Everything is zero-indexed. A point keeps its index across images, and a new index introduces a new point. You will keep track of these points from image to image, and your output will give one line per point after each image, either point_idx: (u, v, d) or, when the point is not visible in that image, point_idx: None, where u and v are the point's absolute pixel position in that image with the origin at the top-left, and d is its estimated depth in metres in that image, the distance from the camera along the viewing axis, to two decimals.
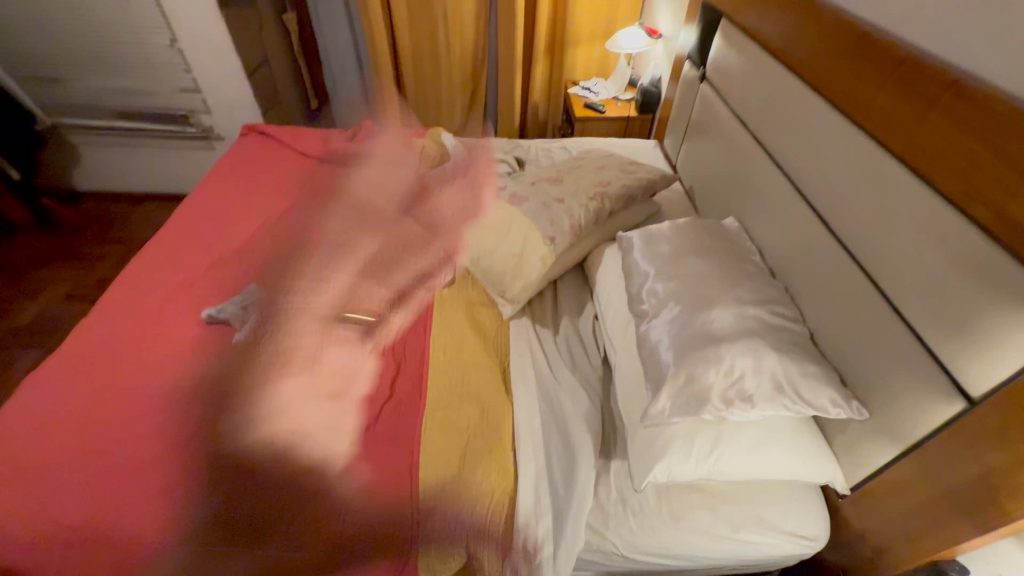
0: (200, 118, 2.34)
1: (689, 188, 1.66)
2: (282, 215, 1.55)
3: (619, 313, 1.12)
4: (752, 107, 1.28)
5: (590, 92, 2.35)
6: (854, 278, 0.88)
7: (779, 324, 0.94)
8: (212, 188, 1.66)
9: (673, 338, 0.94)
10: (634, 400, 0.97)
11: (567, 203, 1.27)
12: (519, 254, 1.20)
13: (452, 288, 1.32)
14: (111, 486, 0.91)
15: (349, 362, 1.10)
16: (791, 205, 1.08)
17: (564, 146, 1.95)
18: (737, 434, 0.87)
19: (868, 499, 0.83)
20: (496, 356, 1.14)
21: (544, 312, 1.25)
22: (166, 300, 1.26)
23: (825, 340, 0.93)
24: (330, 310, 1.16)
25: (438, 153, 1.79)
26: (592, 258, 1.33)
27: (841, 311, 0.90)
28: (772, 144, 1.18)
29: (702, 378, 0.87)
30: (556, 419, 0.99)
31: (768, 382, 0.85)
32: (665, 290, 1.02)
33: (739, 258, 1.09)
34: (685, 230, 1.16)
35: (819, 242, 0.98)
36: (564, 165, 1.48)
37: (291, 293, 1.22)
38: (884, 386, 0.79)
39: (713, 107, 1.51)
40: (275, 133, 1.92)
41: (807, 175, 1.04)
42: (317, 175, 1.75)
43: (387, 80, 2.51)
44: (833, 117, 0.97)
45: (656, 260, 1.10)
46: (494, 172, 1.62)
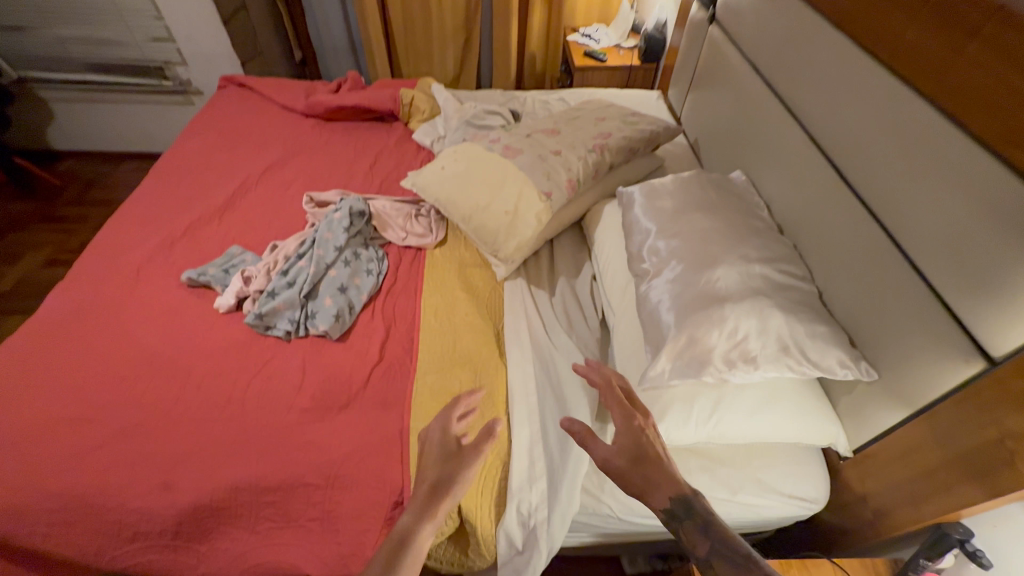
0: (176, 71, 2.21)
1: (694, 141, 1.57)
2: (264, 173, 1.47)
3: (619, 273, 1.08)
4: (766, 50, 1.18)
5: (591, 40, 2.20)
6: (870, 232, 0.82)
7: (786, 282, 0.89)
8: (188, 144, 1.57)
9: (674, 298, 0.89)
10: (632, 363, 0.94)
11: (564, 155, 1.19)
12: (513, 210, 1.11)
13: (443, 249, 1.27)
14: (96, 453, 0.89)
15: (337, 325, 1.06)
16: (804, 156, 1.01)
17: (562, 97, 1.84)
18: (738, 396, 0.84)
19: (870, 462, 0.81)
20: (489, 318, 1.11)
21: (540, 272, 1.19)
22: (144, 264, 1.20)
23: (834, 298, 0.89)
24: (315, 273, 1.11)
25: (427, 104, 1.68)
26: (590, 215, 1.26)
27: (854, 268, 0.85)
28: (786, 90, 1.09)
29: (704, 340, 0.83)
30: (551, 383, 0.96)
31: (773, 343, 0.81)
32: (667, 248, 0.96)
33: (746, 214, 1.03)
34: (688, 185, 1.10)
35: (834, 194, 0.92)
36: (562, 116, 1.39)
37: (274, 254, 1.16)
38: (896, 346, 0.75)
39: (722, 51, 1.40)
40: (254, 85, 1.80)
41: (823, 122, 0.96)
42: (300, 130, 1.65)
43: (374, 28, 2.35)
44: (855, 57, 0.88)
45: (658, 216, 1.03)
46: (487, 125, 1.53)
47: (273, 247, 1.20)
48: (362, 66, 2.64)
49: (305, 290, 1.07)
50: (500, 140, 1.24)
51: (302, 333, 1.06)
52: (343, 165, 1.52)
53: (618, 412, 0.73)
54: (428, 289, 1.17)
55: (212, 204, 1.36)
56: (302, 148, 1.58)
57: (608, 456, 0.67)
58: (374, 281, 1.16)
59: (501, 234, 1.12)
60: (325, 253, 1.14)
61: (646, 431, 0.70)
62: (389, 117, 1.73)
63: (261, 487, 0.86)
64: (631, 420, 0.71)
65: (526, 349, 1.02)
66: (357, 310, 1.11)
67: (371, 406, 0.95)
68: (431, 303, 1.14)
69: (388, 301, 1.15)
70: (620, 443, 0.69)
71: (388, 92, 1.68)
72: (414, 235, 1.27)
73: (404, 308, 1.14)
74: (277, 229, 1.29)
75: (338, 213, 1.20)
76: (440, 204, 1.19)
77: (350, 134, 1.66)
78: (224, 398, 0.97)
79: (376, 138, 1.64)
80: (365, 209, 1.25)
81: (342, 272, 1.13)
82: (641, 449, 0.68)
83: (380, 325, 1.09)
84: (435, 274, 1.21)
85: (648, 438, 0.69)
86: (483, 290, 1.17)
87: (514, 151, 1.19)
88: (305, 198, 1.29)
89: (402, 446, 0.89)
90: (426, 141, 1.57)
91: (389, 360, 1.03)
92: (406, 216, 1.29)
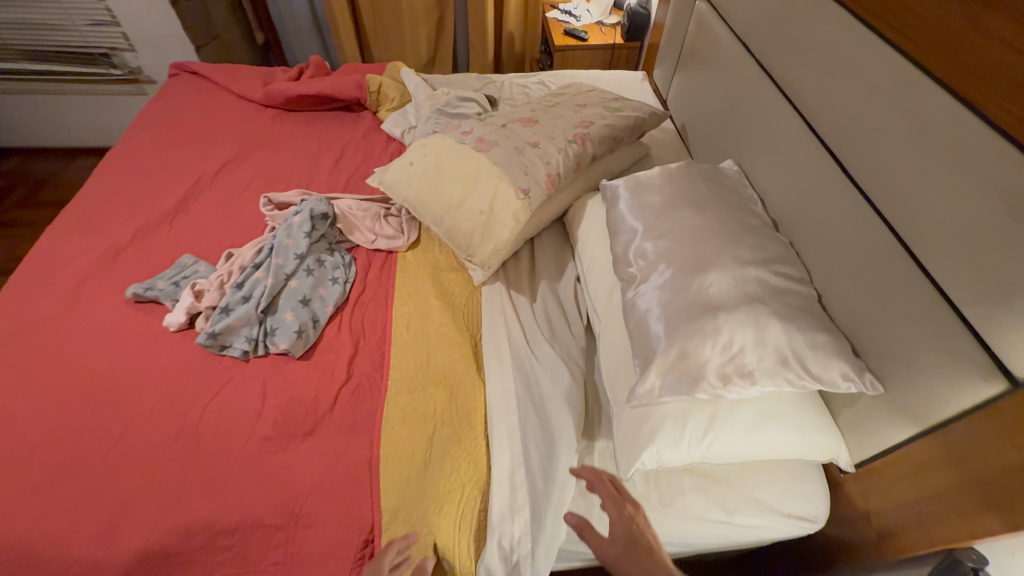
0: (125, 57, 2.05)
1: (682, 127, 1.49)
2: (219, 171, 1.35)
3: (605, 276, 1.01)
4: (758, 27, 1.09)
5: (571, 17, 2.09)
6: (875, 230, 0.75)
7: (783, 285, 0.82)
8: (135, 140, 1.44)
9: (664, 308, 0.82)
10: (619, 376, 0.87)
11: (542, 147, 1.10)
12: (488, 210, 1.02)
13: (416, 251, 1.18)
14: (28, 498, 0.80)
15: (299, 341, 0.97)
16: (802, 144, 0.93)
17: (541, 80, 1.74)
18: (733, 412, 0.78)
19: (879, 477, 0.75)
20: (466, 329, 1.03)
21: (521, 275, 1.11)
22: (85, 278, 1.09)
23: (835, 301, 0.82)
24: (273, 285, 1.01)
25: (397, 91, 1.57)
26: (572, 212, 1.18)
27: (857, 270, 0.78)
28: (781, 71, 1.01)
29: (697, 353, 0.76)
30: (532, 400, 0.89)
31: (771, 356, 0.75)
32: (655, 250, 0.88)
33: (739, 209, 0.95)
34: (677, 178, 1.01)
35: (836, 188, 0.84)
36: (540, 102, 1.29)
37: (229, 263, 1.06)
38: (904, 357, 0.69)
39: (711, 29, 1.31)
40: (208, 72, 1.66)
41: (822, 107, 0.88)
42: (259, 122, 1.53)
43: (340, 8, 2.20)
44: (857, 34, 0.80)
45: (645, 214, 0.95)
46: (461, 114, 1.42)
47: (229, 255, 1.10)
48: (330, 49, 2.48)
49: (263, 303, 0.98)
50: (473, 131, 1.14)
51: (261, 353, 0.97)
52: (307, 160, 1.40)
53: (607, 499, 0.76)
54: (400, 298, 1.08)
55: (161, 208, 1.24)
56: (261, 143, 1.46)
57: (601, 547, 0.73)
58: (340, 291, 1.07)
59: (477, 237, 1.03)
60: (285, 262, 1.05)
61: (636, 520, 0.74)
62: (356, 105, 1.61)
63: (217, 529, 0.78)
64: (621, 508, 0.76)
65: (506, 362, 0.94)
66: (323, 323, 1.02)
67: (338, 432, 0.87)
68: (403, 312, 1.05)
69: (356, 312, 1.06)
70: (613, 533, 0.74)
71: (354, 79, 1.56)
72: (384, 237, 1.17)
73: (374, 319, 1.06)
74: (233, 234, 1.19)
75: (298, 217, 1.10)
76: (410, 204, 1.10)
77: (314, 126, 1.54)
78: (174, 429, 0.88)
79: (343, 130, 1.53)
80: (329, 211, 1.15)
81: (305, 282, 1.04)
82: (633, 538, 0.72)
83: (348, 340, 1.01)
84: (407, 279, 1.12)
85: (639, 527, 0.73)
86: (460, 297, 1.09)
87: (488, 143, 1.09)
88: (262, 199, 1.19)
89: (373, 477, 0.81)
90: (396, 131, 1.46)
91: (358, 379, 0.95)
92: (374, 216, 1.19)
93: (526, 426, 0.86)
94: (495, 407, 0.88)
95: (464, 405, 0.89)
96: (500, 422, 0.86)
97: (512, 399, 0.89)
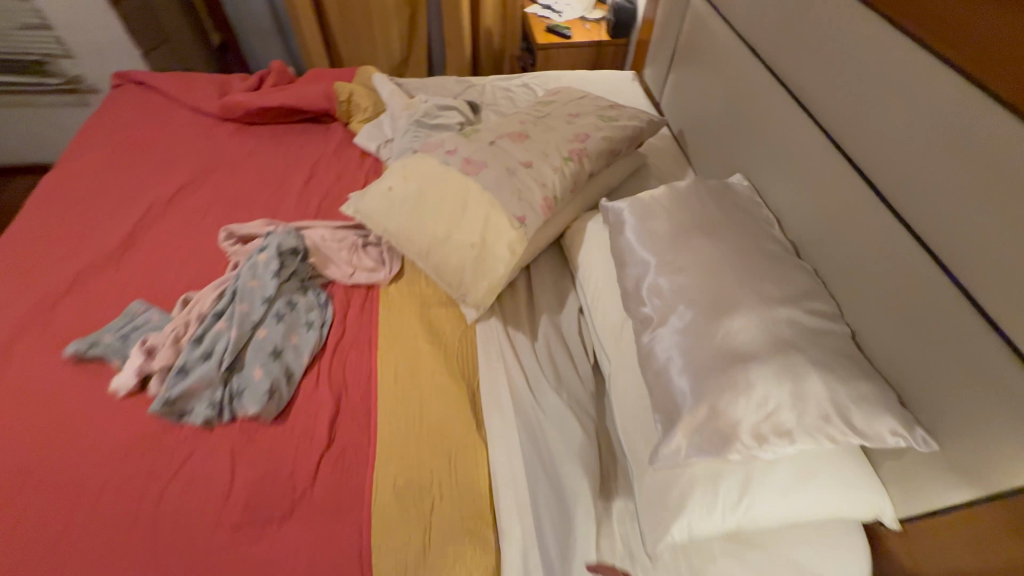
0: (61, 65, 1.85)
1: (678, 132, 1.40)
2: (173, 198, 1.21)
3: (613, 311, 0.91)
4: (765, 28, 1.00)
5: (552, 12, 1.97)
6: (918, 266, 0.67)
7: (817, 326, 0.74)
8: (73, 164, 1.27)
9: (686, 357, 0.73)
10: (637, 430, 0.78)
11: (537, 167, 0.99)
12: (480, 242, 0.91)
13: (399, 285, 1.06)
14: None
15: (271, 403, 0.85)
16: (824, 161, 0.84)
17: (525, 82, 1.62)
18: (769, 473, 0.70)
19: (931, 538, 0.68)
20: (460, 376, 0.92)
21: (517, 309, 1.01)
22: (14, 335, 0.94)
23: (872, 340, 0.74)
24: (238, 338, 0.88)
25: (369, 99, 1.43)
26: (570, 235, 1.07)
27: (898, 309, 0.70)
28: (797, 79, 0.92)
29: (728, 412, 0.68)
30: (539, 461, 0.80)
31: (810, 413, 0.67)
32: (671, 288, 0.79)
33: (757, 234, 0.87)
34: (687, 199, 0.92)
35: (868, 214, 0.75)
36: (529, 113, 1.18)
37: (186, 311, 0.93)
38: (960, 413, 0.62)
39: (709, 27, 1.21)
40: (154, 82, 1.49)
41: (849, 122, 0.79)
42: (217, 139, 1.38)
43: (302, 5, 2.03)
44: (890, 41, 0.71)
45: (655, 243, 0.85)
46: (442, 125, 1.30)
47: (185, 301, 0.97)
48: (294, 50, 2.31)
49: (227, 361, 0.85)
50: (458, 150, 1.02)
51: (227, 418, 0.84)
52: (272, 182, 1.26)
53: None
54: (385, 341, 0.96)
55: (105, 244, 1.09)
56: (219, 162, 1.31)
57: None
58: (316, 337, 0.95)
59: (468, 273, 0.92)
60: (251, 308, 0.92)
61: None
62: (324, 116, 1.47)
63: None
64: None
65: (509, 416, 0.85)
66: (298, 378, 0.90)
67: (323, 513, 0.76)
68: (389, 359, 0.94)
69: (336, 360, 0.95)
70: None
71: (320, 88, 1.42)
72: (363, 270, 1.06)
73: (357, 367, 0.94)
74: (189, 273, 1.05)
75: (263, 254, 0.97)
76: (390, 236, 0.98)
77: (279, 141, 1.39)
78: (126, 519, 0.75)
79: (311, 145, 1.39)
80: (299, 245, 1.02)
81: (275, 331, 0.91)
82: None
83: (328, 395, 0.89)
84: (392, 318, 1.00)
85: None
86: (451, 337, 0.98)
87: (476, 165, 0.97)
88: (222, 233, 1.05)
89: (365, 568, 0.71)
90: (371, 145, 1.34)
91: (343, 443, 0.84)
92: (351, 248, 1.07)
93: (534, 493, 0.77)
94: (501, 474, 0.79)
95: (463, 473, 0.80)
96: (504, 490, 0.77)
97: (518, 460, 0.80)
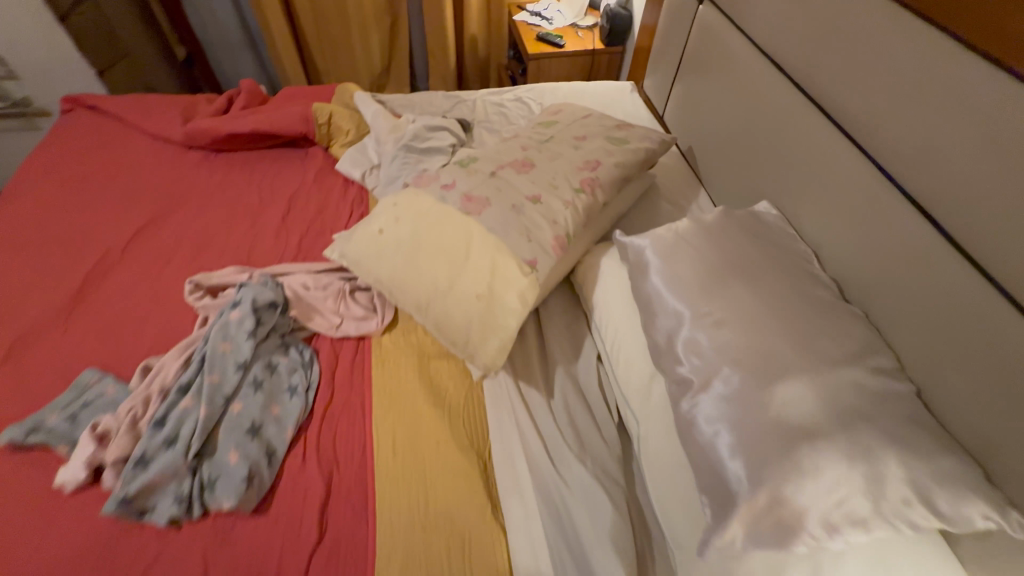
0: (6, 86, 1.72)
1: (688, 149, 1.30)
2: (132, 241, 1.07)
3: (639, 364, 0.81)
4: (792, 43, 0.91)
5: (542, 19, 1.87)
6: (1004, 322, 0.58)
7: (880, 388, 0.65)
8: (15, 203, 1.12)
9: (736, 431, 0.63)
10: (678, 510, 0.68)
11: (545, 202, 0.88)
12: (487, 293, 0.80)
13: (394, 334, 0.94)
14: None
15: (249, 493, 0.72)
16: (872, 192, 0.75)
17: (517, 96, 1.52)
18: (839, 565, 0.59)
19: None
20: (469, 444, 0.81)
21: (529, 360, 0.90)
22: None
23: (942, 399, 0.65)
24: (208, 416, 0.75)
25: (351, 121, 1.31)
26: (582, 272, 0.97)
27: (978, 369, 0.61)
28: (833, 98, 0.83)
29: (792, 499, 0.58)
30: (565, 548, 0.70)
31: (887, 497, 0.57)
32: (713, 346, 0.69)
33: (798, 275, 0.77)
34: (717, 235, 0.82)
35: (933, 255, 0.67)
36: (530, 136, 1.07)
37: (146, 383, 0.80)
38: None
39: (721, 39, 1.12)
40: (110, 106, 1.35)
41: (906, 151, 0.71)
42: (182, 169, 1.24)
43: (274, 15, 1.90)
44: (958, 61, 0.62)
45: (687, 290, 0.76)
46: (433, 149, 1.18)
47: (146, 368, 0.83)
48: (267, 62, 2.18)
49: (196, 446, 0.73)
50: (456, 183, 0.92)
51: (198, 514, 0.71)
52: (245, 217, 1.13)
53: None
54: (379, 405, 0.84)
55: (53, 300, 0.95)
56: (185, 197, 1.17)
57: None
58: (301, 405, 0.82)
59: (474, 329, 0.80)
60: (223, 378, 0.79)
61: None
62: (302, 140, 1.34)
63: None
64: None
65: (529, 494, 0.75)
66: (281, 456, 0.77)
67: None
68: (386, 427, 0.82)
69: (324, 430, 0.82)
70: None
71: (297, 109, 1.29)
72: (352, 320, 0.93)
73: (349, 438, 0.82)
74: (151, 332, 0.91)
75: (236, 311, 0.85)
76: (382, 284, 0.87)
77: (252, 170, 1.26)
78: None
79: (288, 173, 1.26)
80: (277, 297, 0.89)
81: (252, 403, 0.79)
82: None
83: (317, 476, 0.77)
84: (387, 375, 0.88)
85: None
86: (456, 396, 0.86)
87: (478, 203, 0.87)
88: (188, 284, 0.92)
89: None
90: (356, 173, 1.21)
91: (336, 536, 0.72)
92: (338, 295, 0.95)
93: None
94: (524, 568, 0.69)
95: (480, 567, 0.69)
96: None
97: (541, 547, 0.71)
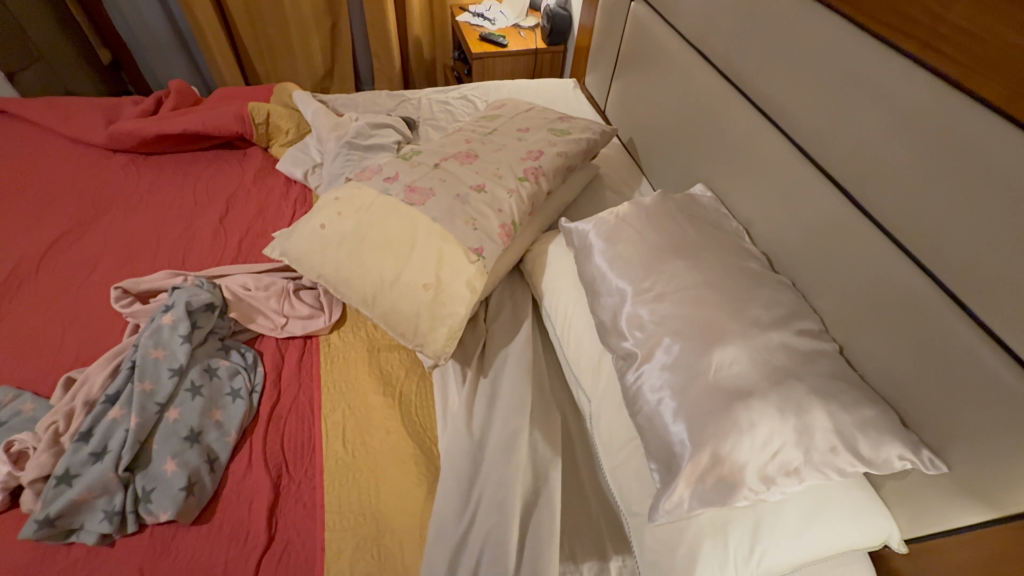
0: None
1: (629, 141, 1.35)
2: (52, 250, 1.00)
3: (588, 342, 0.83)
4: (717, 34, 0.96)
5: (484, 20, 1.90)
6: (909, 281, 0.63)
7: (808, 348, 0.69)
8: None
9: (679, 397, 0.65)
10: (630, 479, 0.70)
11: (489, 191, 0.89)
12: (435, 283, 0.80)
13: (343, 332, 0.92)
14: None
15: (190, 502, 0.68)
16: (792, 170, 0.81)
17: (463, 94, 1.52)
18: (777, 515, 0.62)
19: (966, 547, 0.59)
20: (421, 435, 0.79)
21: (469, 345, 0.88)
22: None
23: (862, 355, 0.70)
24: (139, 425, 0.71)
25: (291, 121, 1.28)
26: (530, 260, 0.98)
27: (888, 325, 0.66)
28: (755, 85, 0.89)
29: (731, 455, 0.60)
30: (513, 516, 0.67)
31: (817, 448, 0.60)
32: (654, 319, 0.72)
33: (731, 250, 0.82)
34: (656, 217, 0.85)
35: (847, 224, 0.72)
36: (473, 129, 1.08)
37: (69, 396, 0.74)
38: (965, 433, 0.57)
39: (653, 33, 1.17)
40: (23, 109, 1.26)
41: (817, 131, 0.76)
42: (106, 173, 1.17)
43: (207, 16, 1.84)
44: (860, 45, 0.68)
45: (629, 268, 0.78)
46: (377, 145, 1.17)
47: (69, 380, 0.78)
48: (201, 63, 2.08)
49: (127, 457, 0.69)
50: (399, 176, 0.91)
51: (132, 530, 0.67)
52: (178, 221, 1.08)
53: None
54: (328, 402, 0.82)
55: None
56: (109, 201, 1.11)
57: None
58: (245, 407, 0.79)
59: (424, 320, 0.80)
60: (156, 385, 0.75)
61: None
62: (240, 140, 1.30)
63: None
64: None
65: (476, 464, 0.72)
66: (224, 463, 0.74)
67: None
68: (335, 424, 0.79)
69: (271, 432, 0.79)
70: None
71: (232, 109, 1.24)
72: (298, 318, 0.91)
73: (298, 438, 0.79)
74: (75, 343, 0.86)
75: (169, 316, 0.81)
76: (327, 280, 0.85)
77: (185, 172, 1.21)
78: None
79: (225, 175, 1.21)
80: (214, 300, 0.86)
81: (190, 410, 0.75)
82: None
83: (263, 478, 0.73)
84: (334, 372, 0.86)
85: None
86: (407, 388, 0.85)
87: (421, 194, 0.87)
88: (114, 290, 0.87)
89: None
90: (297, 172, 1.18)
91: (286, 537, 0.69)
92: (281, 294, 0.92)
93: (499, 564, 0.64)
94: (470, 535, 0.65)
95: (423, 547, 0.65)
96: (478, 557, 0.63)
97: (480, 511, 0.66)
